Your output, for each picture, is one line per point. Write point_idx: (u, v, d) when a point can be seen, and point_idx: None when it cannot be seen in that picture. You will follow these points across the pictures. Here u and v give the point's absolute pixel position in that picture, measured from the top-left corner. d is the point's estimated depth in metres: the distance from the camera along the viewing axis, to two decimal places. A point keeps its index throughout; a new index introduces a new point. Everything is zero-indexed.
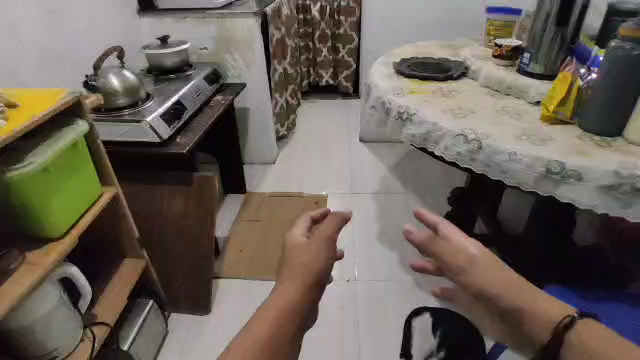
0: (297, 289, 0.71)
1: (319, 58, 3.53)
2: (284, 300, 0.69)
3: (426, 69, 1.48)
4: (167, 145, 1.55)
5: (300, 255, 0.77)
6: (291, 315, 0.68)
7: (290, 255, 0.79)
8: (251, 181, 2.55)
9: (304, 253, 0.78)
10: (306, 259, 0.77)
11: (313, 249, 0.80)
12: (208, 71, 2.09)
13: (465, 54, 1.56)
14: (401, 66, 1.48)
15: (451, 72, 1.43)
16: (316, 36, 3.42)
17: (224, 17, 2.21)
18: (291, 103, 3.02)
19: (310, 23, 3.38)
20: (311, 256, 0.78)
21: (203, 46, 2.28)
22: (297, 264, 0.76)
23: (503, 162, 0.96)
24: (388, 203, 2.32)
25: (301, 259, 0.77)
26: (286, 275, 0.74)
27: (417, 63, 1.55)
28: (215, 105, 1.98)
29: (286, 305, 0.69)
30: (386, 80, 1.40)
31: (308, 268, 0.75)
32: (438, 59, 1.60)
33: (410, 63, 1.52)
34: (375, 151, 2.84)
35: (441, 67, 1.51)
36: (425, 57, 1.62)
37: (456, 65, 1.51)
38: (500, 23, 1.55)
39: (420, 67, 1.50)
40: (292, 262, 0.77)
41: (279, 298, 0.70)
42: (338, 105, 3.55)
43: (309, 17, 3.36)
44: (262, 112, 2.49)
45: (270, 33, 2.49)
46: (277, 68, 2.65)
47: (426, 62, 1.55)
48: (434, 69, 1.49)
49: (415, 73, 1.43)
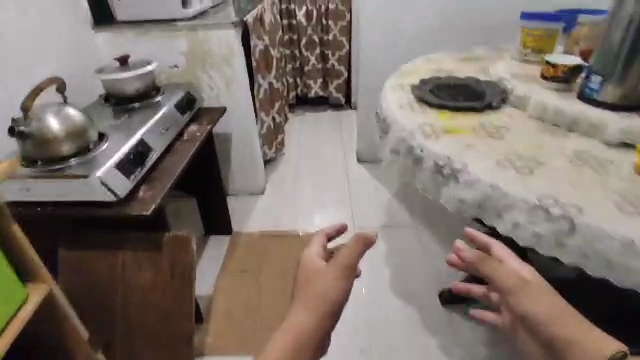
0: (316, 317, 0.66)
1: (306, 68, 3.19)
2: (300, 327, 0.66)
3: (454, 96, 1.16)
4: (127, 203, 1.20)
5: (319, 282, 0.70)
6: (306, 342, 0.65)
7: (305, 279, 0.72)
8: (236, 217, 2.20)
9: (321, 280, 0.70)
10: (322, 281, 0.70)
11: (329, 278, 0.69)
12: (181, 96, 1.73)
13: (499, 73, 1.24)
14: (423, 94, 1.16)
15: (489, 99, 1.11)
16: (303, 43, 3.08)
17: (196, 28, 1.86)
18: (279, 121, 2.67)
19: (296, 30, 3.05)
20: (329, 282, 0.69)
21: (173, 64, 1.92)
22: (313, 292, 0.68)
23: (613, 255, 0.64)
24: (398, 238, 2.01)
25: (318, 284, 0.69)
26: (299, 305, 0.68)
27: (441, 86, 1.24)
28: (190, 139, 1.61)
29: (304, 328, 0.65)
30: (409, 114, 1.08)
31: (325, 298, 0.67)
32: (464, 79, 1.28)
33: (433, 88, 1.20)
34: (376, 173, 2.52)
35: (471, 91, 1.19)
36: (447, 77, 1.30)
37: (490, 88, 1.19)
38: (542, 31, 1.24)
39: (446, 93, 1.18)
40: (308, 288, 0.69)
41: (297, 324, 0.66)
42: (328, 119, 3.21)
43: (294, 23, 3.03)
44: (246, 137, 2.15)
45: (254, 44, 2.16)
46: (261, 85, 2.31)
47: (451, 85, 1.23)
48: (465, 95, 1.17)
49: (446, 102, 1.11)
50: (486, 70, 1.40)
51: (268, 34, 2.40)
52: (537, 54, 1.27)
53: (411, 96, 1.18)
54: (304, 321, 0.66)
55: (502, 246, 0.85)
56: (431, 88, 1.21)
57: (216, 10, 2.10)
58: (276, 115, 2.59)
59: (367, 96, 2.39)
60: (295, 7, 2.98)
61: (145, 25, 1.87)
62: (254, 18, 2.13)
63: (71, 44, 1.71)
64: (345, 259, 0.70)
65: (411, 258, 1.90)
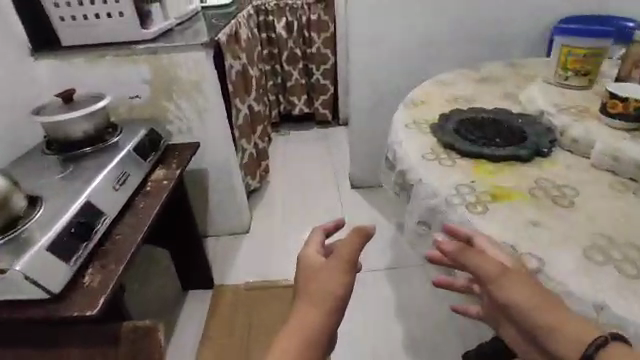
0: (324, 313, 0.58)
1: (289, 84, 2.91)
2: (304, 329, 0.57)
3: (491, 138, 0.91)
4: (65, 296, 0.90)
5: (322, 280, 0.62)
6: (315, 343, 0.56)
7: (304, 276, 0.64)
8: (218, 264, 1.90)
9: (322, 274, 0.62)
10: (327, 276, 0.62)
11: (330, 271, 0.62)
12: (143, 135, 1.42)
13: (540, 105, 1.00)
14: (451, 137, 0.90)
15: (539, 145, 0.86)
16: (284, 57, 2.81)
17: (158, 51, 1.56)
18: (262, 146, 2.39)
19: (275, 43, 2.78)
20: (329, 275, 0.62)
21: (134, 94, 1.62)
22: (316, 290, 0.61)
23: None
24: (406, 282, 1.75)
25: (322, 280, 0.62)
26: (301, 304, 0.59)
27: (466, 122, 0.99)
28: (153, 190, 1.30)
29: (311, 325, 0.57)
30: (442, 170, 0.81)
31: (329, 294, 0.60)
32: (493, 112, 1.03)
33: (461, 128, 0.95)
34: (374, 201, 2.26)
35: (509, 132, 0.94)
36: (471, 111, 1.05)
37: (532, 126, 0.95)
38: (589, 52, 1.00)
39: (479, 134, 0.92)
40: (311, 286, 0.61)
41: (301, 323, 0.57)
42: (316, 138, 2.94)
43: (273, 36, 2.76)
44: (226, 173, 1.85)
45: (230, 64, 1.87)
46: (241, 109, 2.02)
47: (480, 123, 0.98)
48: (503, 136, 0.92)
49: (484, 150, 0.85)
50: (514, 97, 1.15)
51: (245, 51, 2.11)
52: (580, 75, 1.04)
53: (435, 139, 0.92)
54: (306, 322, 0.58)
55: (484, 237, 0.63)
56: (458, 128, 0.95)
57: (183, 28, 1.81)
58: (259, 140, 2.31)
59: (361, 116, 2.15)
60: (274, 19, 2.71)
61: (96, 49, 1.56)
62: (227, 35, 1.84)
63: (5, 77, 1.39)
64: (347, 252, 0.65)
65: (423, 307, 1.64)
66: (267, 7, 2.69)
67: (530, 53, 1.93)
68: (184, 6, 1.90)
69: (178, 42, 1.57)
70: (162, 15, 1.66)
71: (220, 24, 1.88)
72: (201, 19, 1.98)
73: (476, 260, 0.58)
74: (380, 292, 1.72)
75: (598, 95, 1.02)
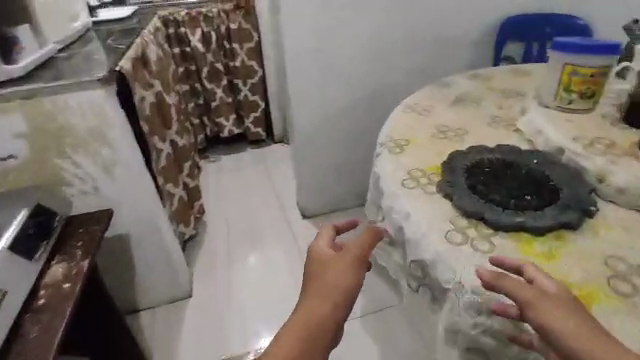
0: (331, 304, 0.54)
1: (214, 104, 2.54)
2: (312, 318, 0.53)
3: (521, 197, 0.69)
4: None
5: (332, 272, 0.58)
6: (316, 338, 0.52)
7: (314, 265, 0.60)
8: (158, 348, 1.51)
9: (331, 266, 0.58)
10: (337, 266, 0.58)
11: (340, 264, 0.58)
12: (27, 217, 0.98)
13: (556, 139, 0.81)
14: (475, 204, 0.67)
15: (584, 204, 0.68)
16: (204, 74, 2.43)
17: (37, 95, 1.13)
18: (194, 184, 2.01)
19: (191, 58, 2.39)
20: (338, 269, 0.58)
21: (8, 154, 1.18)
22: (325, 282, 0.56)
23: None
24: (387, 330, 1.53)
25: (332, 272, 0.57)
26: (310, 293, 0.56)
27: (477, 171, 0.77)
28: (51, 301, 0.90)
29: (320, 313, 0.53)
30: (490, 264, 0.57)
31: (337, 288, 0.56)
32: (497, 150, 0.82)
33: (478, 185, 0.72)
34: None
35: (534, 181, 0.74)
36: (471, 151, 0.83)
37: (556, 170, 0.75)
38: (596, 70, 0.84)
39: (504, 191, 0.71)
40: (319, 276, 0.58)
41: (306, 311, 0.53)
42: (252, 162, 2.60)
43: (188, 50, 2.37)
44: (152, 234, 1.47)
45: (142, 96, 1.49)
46: (161, 148, 1.64)
47: (492, 171, 0.76)
48: (532, 190, 0.71)
49: (527, 222, 0.64)
50: (508, 125, 0.96)
51: (158, 76, 1.72)
52: (584, 98, 0.88)
53: (454, 208, 0.68)
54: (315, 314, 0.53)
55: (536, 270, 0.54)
56: (474, 184, 0.72)
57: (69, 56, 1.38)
58: (189, 179, 1.93)
59: (306, 139, 1.89)
60: (187, 31, 2.32)
61: None
62: (133, 61, 1.46)
63: None
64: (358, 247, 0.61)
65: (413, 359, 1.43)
66: (176, 18, 2.29)
67: (476, 57, 1.83)
68: (66, 26, 1.46)
69: (64, 80, 1.16)
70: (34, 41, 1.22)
71: (120, 47, 1.48)
72: (93, 42, 1.55)
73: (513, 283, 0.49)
74: (361, 348, 1.48)
75: (607, 119, 0.87)
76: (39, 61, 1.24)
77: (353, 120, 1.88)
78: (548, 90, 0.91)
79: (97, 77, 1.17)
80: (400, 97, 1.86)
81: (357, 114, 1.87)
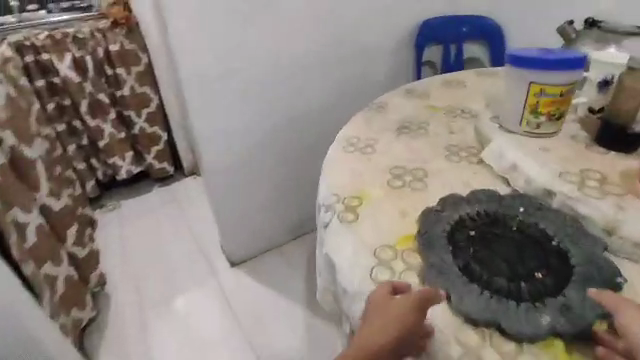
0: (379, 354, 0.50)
1: (102, 143, 2.12)
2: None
3: (534, 274, 0.54)
4: None
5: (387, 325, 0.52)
6: None
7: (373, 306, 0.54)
8: None
9: (388, 312, 0.52)
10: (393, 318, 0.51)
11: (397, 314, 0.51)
12: None
13: (540, 180, 0.67)
14: (487, 306, 0.51)
15: (607, 269, 0.54)
16: (83, 108, 2.02)
17: None
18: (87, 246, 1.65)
19: (63, 90, 1.96)
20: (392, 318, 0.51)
21: None
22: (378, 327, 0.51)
23: None
24: None
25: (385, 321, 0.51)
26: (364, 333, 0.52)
27: (463, 239, 0.59)
28: None
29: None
30: None
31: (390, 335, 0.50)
32: (474, 198, 0.66)
33: (477, 265, 0.55)
34: (266, 276, 1.75)
35: (534, 241, 0.58)
36: (444, 206, 0.65)
37: (552, 220, 0.61)
38: (558, 89, 0.70)
39: (510, 270, 0.54)
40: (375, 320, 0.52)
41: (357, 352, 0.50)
42: (161, 203, 2.22)
43: (57, 81, 1.94)
44: (23, 342, 1.09)
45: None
46: (26, 221, 1.25)
47: (481, 234, 0.59)
48: (540, 258, 0.56)
49: (560, 323, 0.49)
50: (468, 157, 0.81)
51: (13, 124, 1.32)
52: (553, 120, 0.75)
53: (463, 315, 0.52)
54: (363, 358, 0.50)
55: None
56: (471, 265, 0.55)
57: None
58: (76, 248, 1.54)
59: (223, 177, 1.61)
60: (53, 58, 1.90)
61: None
62: None
63: None
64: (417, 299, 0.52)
65: None
66: (34, 43, 1.87)
67: (396, 66, 1.71)
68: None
69: None
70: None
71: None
72: None
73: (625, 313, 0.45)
74: None
75: (580, 142, 0.75)
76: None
77: (274, 149, 1.64)
78: (510, 113, 0.76)
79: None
80: (323, 116, 1.66)
81: (278, 142, 1.63)
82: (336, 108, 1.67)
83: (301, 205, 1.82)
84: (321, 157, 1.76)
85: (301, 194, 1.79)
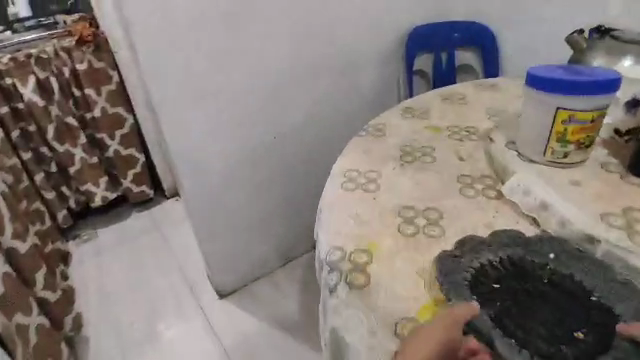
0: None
1: (73, 170, 2.00)
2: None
3: (575, 335, 0.48)
4: None
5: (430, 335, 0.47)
6: None
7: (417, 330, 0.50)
8: None
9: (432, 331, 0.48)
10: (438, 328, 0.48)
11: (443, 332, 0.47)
12: None
13: (582, 224, 0.59)
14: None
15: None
16: (50, 134, 1.89)
17: None
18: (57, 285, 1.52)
19: (29, 115, 1.84)
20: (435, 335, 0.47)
21: None
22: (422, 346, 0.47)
23: None
24: None
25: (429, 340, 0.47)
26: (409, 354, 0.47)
27: (488, 296, 0.52)
28: None
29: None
30: None
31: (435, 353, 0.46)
32: (495, 242, 0.59)
33: (509, 325, 0.49)
34: (257, 307, 1.63)
35: (570, 294, 0.52)
36: (461, 251, 0.59)
37: (588, 267, 0.54)
38: (588, 115, 0.63)
39: (549, 332, 0.48)
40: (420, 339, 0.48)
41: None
42: (140, 230, 2.08)
43: (21, 106, 1.82)
44: None
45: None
46: None
47: (509, 286, 0.53)
48: (580, 315, 0.49)
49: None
50: (485, 190, 0.71)
51: None
52: (583, 149, 0.67)
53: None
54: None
55: None
56: (504, 327, 0.49)
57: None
58: (46, 291, 1.41)
59: (206, 205, 1.49)
60: (16, 82, 1.78)
61: None
62: None
63: None
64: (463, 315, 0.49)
65: None
66: None
67: (385, 77, 1.63)
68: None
69: None
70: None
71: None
72: None
73: None
74: None
75: (613, 172, 0.69)
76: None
77: (262, 171, 1.53)
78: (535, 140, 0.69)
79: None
80: (310, 134, 1.56)
81: (264, 164, 1.53)
82: (325, 125, 1.57)
83: (292, 228, 1.72)
84: (310, 177, 1.65)
85: (291, 216, 1.68)
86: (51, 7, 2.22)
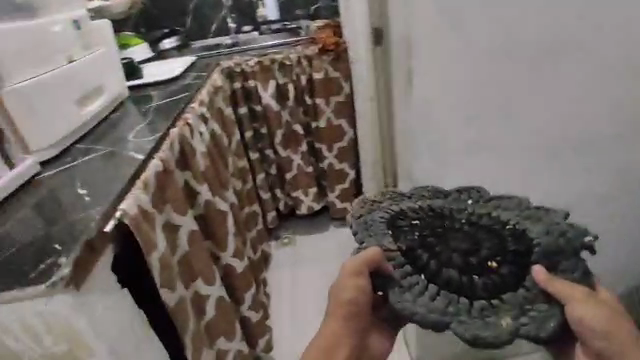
0: (349, 309, 0.66)
1: (289, 175, 2.00)
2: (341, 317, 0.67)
3: (487, 265, 0.57)
4: None
5: (347, 291, 0.66)
6: (347, 323, 0.67)
7: (343, 277, 0.66)
8: None
9: (349, 286, 0.65)
10: (348, 287, 0.65)
11: (353, 285, 0.65)
12: None
13: None
14: (443, 316, 0.51)
15: (562, 265, 0.57)
16: (278, 139, 1.91)
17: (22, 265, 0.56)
18: (260, 301, 1.48)
19: (264, 118, 1.89)
20: (348, 285, 0.65)
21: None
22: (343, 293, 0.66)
23: None
24: None
25: (346, 293, 0.66)
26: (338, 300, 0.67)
27: (404, 228, 0.65)
28: None
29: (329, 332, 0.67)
30: None
31: (352, 301, 0.66)
32: (418, 196, 0.73)
33: (424, 261, 0.58)
34: None
35: (489, 231, 0.62)
36: (382, 203, 0.73)
37: (500, 207, 0.68)
38: None
39: (464, 262, 0.57)
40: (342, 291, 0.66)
41: (338, 309, 0.67)
42: (337, 250, 1.97)
43: (259, 108, 1.86)
44: None
45: (167, 219, 0.91)
46: (208, 294, 1.06)
47: (430, 223, 0.65)
48: (490, 247, 0.59)
49: (524, 325, 0.50)
50: None
51: (208, 177, 1.16)
52: None
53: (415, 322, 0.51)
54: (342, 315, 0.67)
55: (570, 284, 0.54)
56: (422, 269, 0.57)
57: (50, 175, 0.85)
58: (251, 312, 1.35)
59: None
60: (258, 85, 1.82)
61: None
62: (167, 167, 0.92)
63: None
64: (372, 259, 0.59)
65: None
66: (245, 70, 1.80)
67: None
68: (73, 115, 0.98)
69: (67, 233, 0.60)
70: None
71: (145, 145, 0.91)
72: (114, 135, 1.05)
73: (567, 292, 0.52)
74: None
75: None
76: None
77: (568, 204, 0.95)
78: None
79: (30, 276, 0.52)
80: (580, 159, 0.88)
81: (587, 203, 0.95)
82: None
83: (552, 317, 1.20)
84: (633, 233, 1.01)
85: None
86: (297, 11, 2.30)
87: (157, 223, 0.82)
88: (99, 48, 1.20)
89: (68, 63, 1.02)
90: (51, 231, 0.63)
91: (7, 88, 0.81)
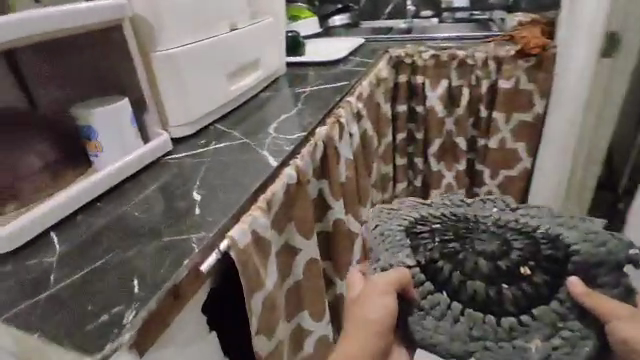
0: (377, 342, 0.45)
1: (435, 193, 1.68)
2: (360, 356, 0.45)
3: (518, 272, 0.41)
4: None
5: (375, 308, 0.45)
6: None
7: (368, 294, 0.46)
8: None
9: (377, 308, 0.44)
10: (375, 309, 0.45)
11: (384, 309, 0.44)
12: None
13: None
14: (466, 345, 0.38)
15: (601, 280, 0.41)
16: (433, 149, 1.59)
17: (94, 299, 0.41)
18: None
19: (424, 122, 1.58)
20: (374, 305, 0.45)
21: None
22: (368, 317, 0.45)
23: None
24: None
25: (371, 315, 0.45)
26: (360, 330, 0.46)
27: (417, 226, 0.47)
28: None
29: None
30: None
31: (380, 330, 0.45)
32: (439, 200, 0.53)
33: (446, 275, 0.41)
34: None
35: (525, 238, 0.44)
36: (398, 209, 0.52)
37: (527, 214, 0.48)
38: None
39: (490, 271, 0.41)
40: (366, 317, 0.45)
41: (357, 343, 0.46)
42: None
43: (419, 110, 1.57)
44: None
45: (286, 237, 0.74)
46: (310, 332, 0.85)
47: (449, 223, 0.47)
48: (521, 248, 0.43)
49: (556, 350, 0.37)
50: None
51: (346, 189, 0.96)
52: None
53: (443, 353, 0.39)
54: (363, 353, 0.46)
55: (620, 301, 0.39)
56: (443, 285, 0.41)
57: (180, 158, 0.74)
58: None
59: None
60: (426, 83, 1.52)
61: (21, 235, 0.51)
62: (300, 179, 0.73)
63: None
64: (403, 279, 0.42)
65: None
66: (416, 62, 1.51)
67: None
68: (222, 89, 0.87)
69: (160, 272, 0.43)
70: (52, 12, 0.58)
71: (284, 145, 0.74)
72: (257, 118, 0.92)
73: (613, 309, 0.38)
74: None
75: None
76: (119, 178, 0.66)
77: None
78: None
79: (95, 323, 0.39)
80: None
81: None
82: None
83: None
84: None
85: None
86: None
87: (273, 252, 0.65)
88: (267, 17, 1.07)
89: (230, 31, 0.90)
90: (149, 247, 0.49)
91: (159, 52, 0.73)
